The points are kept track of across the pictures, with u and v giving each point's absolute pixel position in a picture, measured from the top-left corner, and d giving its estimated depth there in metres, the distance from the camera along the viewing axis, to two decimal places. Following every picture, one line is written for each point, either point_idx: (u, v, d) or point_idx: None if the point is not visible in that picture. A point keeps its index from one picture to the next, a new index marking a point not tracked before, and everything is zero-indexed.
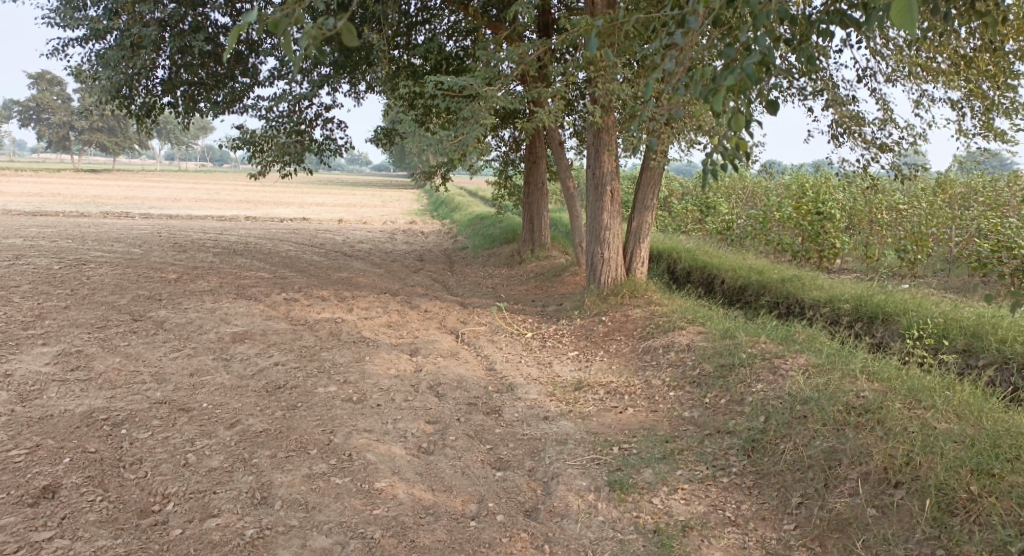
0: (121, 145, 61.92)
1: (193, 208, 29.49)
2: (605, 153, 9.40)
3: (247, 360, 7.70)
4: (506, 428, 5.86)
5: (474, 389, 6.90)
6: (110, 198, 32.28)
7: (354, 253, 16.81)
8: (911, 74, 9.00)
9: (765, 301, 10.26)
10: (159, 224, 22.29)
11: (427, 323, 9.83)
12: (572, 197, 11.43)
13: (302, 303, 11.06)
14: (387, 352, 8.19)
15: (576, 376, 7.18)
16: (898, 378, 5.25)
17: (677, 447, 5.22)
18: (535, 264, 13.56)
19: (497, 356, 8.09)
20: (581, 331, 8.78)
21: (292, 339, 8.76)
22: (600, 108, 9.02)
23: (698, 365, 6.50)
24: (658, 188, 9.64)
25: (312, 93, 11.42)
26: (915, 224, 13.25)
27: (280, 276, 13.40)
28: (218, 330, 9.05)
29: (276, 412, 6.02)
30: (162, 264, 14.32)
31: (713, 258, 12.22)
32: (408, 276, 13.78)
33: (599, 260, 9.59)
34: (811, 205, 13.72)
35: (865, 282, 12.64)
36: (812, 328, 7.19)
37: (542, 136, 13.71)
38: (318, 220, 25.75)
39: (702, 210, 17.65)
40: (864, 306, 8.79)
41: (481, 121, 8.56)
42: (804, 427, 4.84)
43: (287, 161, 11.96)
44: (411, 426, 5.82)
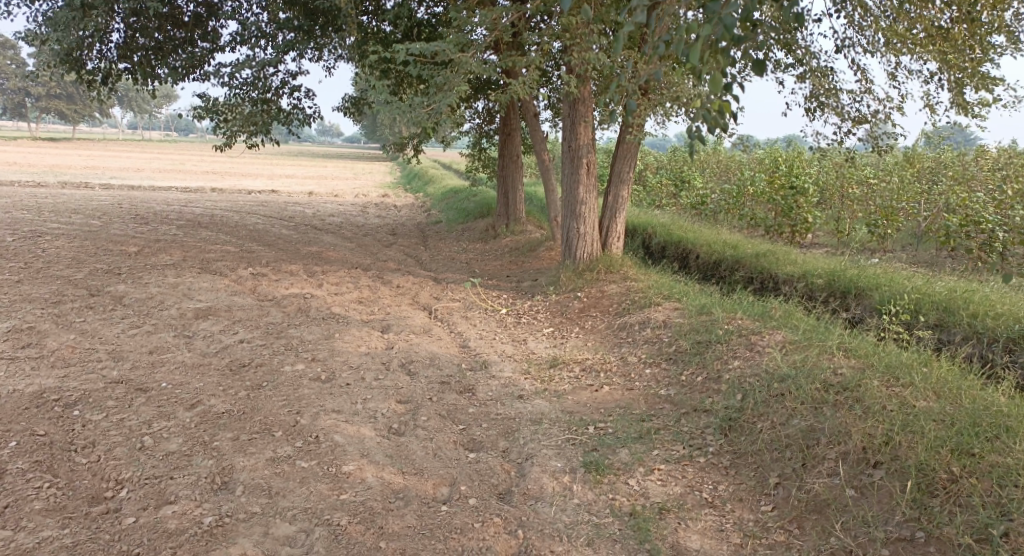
0: (83, 114, 60.19)
1: (158, 180, 28.80)
2: (581, 125, 9.20)
3: (210, 338, 7.47)
4: (479, 407, 5.72)
5: (446, 366, 6.75)
6: (70, 168, 31.50)
7: (324, 227, 16.50)
8: (889, 47, 8.86)
9: (740, 276, 10.20)
10: (121, 196, 21.70)
11: (399, 299, 9.63)
12: (547, 170, 11.22)
13: (269, 278, 10.79)
14: (357, 328, 8.00)
15: (551, 353, 7.05)
16: (875, 354, 5.18)
17: (653, 426, 5.11)
18: (509, 238, 13.38)
19: (470, 333, 7.93)
20: (556, 307, 8.64)
21: (259, 315, 8.52)
22: (576, 78, 8.81)
23: (674, 342, 6.39)
24: (634, 161, 9.48)
25: (277, 59, 11.05)
26: (886, 199, 13.25)
27: (247, 250, 13.07)
28: (181, 306, 8.78)
29: (240, 393, 5.82)
30: (124, 237, 13.91)
31: (688, 232, 12.13)
32: (380, 250, 13.52)
33: (574, 235, 9.43)
34: (785, 179, 13.79)
35: (837, 257, 12.65)
36: (788, 303, 7.12)
37: (517, 107, 13.46)
38: (288, 192, 25.30)
39: (677, 184, 17.56)
40: (837, 281, 8.74)
41: (454, 89, 8.30)
42: (782, 407, 4.76)
43: (253, 131, 11.59)
44: (381, 406, 5.65)
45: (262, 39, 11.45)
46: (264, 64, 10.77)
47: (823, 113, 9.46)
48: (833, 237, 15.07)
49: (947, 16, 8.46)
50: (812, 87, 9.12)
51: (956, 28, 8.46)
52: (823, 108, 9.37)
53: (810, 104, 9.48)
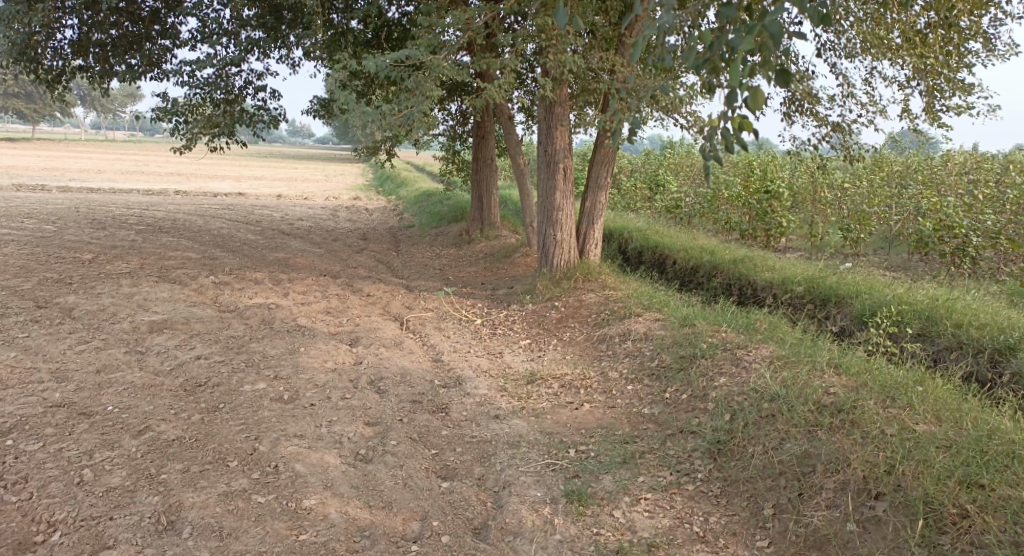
0: (42, 114, 58.50)
1: (121, 182, 27.96)
2: (557, 129, 8.88)
3: (164, 354, 7.03)
4: (452, 429, 5.37)
5: (417, 383, 6.38)
6: (28, 170, 30.59)
7: (292, 232, 16.00)
8: (866, 50, 8.63)
9: (718, 283, 9.98)
10: (80, 199, 20.95)
11: (369, 309, 9.23)
12: (522, 174, 10.90)
13: (232, 287, 10.32)
14: (323, 342, 7.59)
15: (528, 367, 6.71)
16: (868, 371, 4.92)
17: (637, 449, 4.80)
18: (483, 244, 13.04)
19: (443, 346, 7.57)
20: (532, 318, 8.31)
21: (219, 328, 8.08)
22: (551, 82, 8.47)
23: (657, 356, 6.09)
24: (611, 166, 9.19)
25: (240, 57, 10.57)
26: (859, 203, 13.14)
27: (210, 257, 12.57)
28: (135, 319, 8.30)
29: (192, 416, 5.41)
30: (78, 243, 13.33)
31: (665, 237, 11.89)
32: (350, 256, 13.09)
33: (551, 242, 9.11)
34: (759, 183, 13.66)
35: (812, 262, 12.53)
36: (771, 314, 6.87)
37: (490, 109, 13.12)
38: (255, 195, 24.71)
39: (651, 187, 17.34)
40: (817, 288, 8.54)
41: (426, 92, 7.93)
42: (774, 430, 4.48)
43: (216, 133, 11.09)
44: (347, 429, 5.27)
45: (225, 36, 10.97)
46: (227, 63, 10.30)
47: (800, 117, 9.24)
48: (807, 241, 14.95)
49: (925, 20, 8.24)
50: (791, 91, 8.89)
51: (934, 33, 8.24)
52: (801, 113, 9.14)
53: (788, 108, 9.25)
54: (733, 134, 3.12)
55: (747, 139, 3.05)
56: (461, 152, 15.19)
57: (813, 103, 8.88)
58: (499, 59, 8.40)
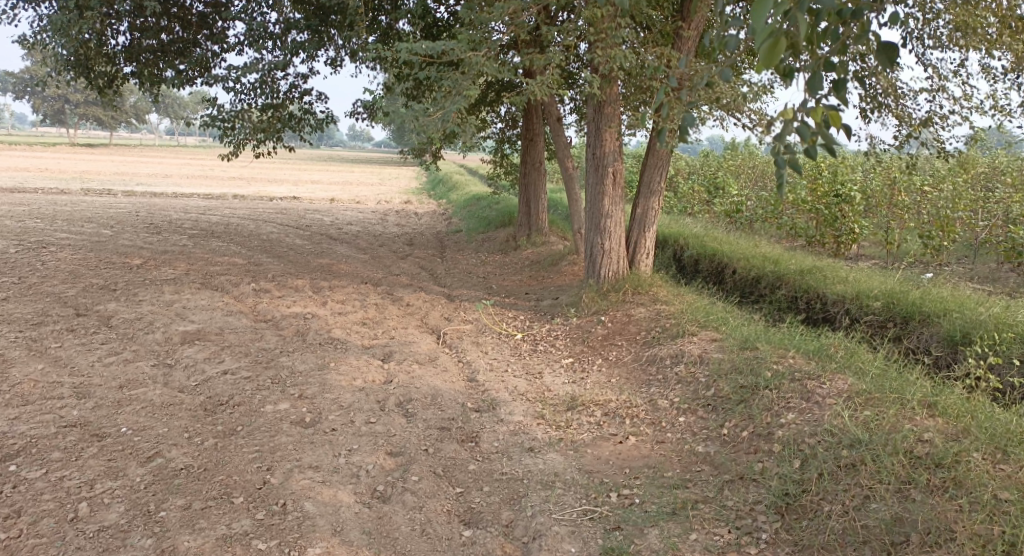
0: (118, 120, 60.56)
1: (182, 186, 28.45)
2: (607, 131, 8.32)
3: (191, 368, 6.75)
4: (481, 463, 4.90)
5: (448, 408, 5.92)
6: (98, 173, 31.57)
7: (340, 236, 15.80)
8: (957, 39, 7.84)
9: (783, 296, 9.27)
10: (140, 203, 21.28)
11: (407, 320, 8.84)
12: (571, 178, 10.36)
13: (272, 295, 10.07)
14: (355, 356, 7.21)
15: (569, 391, 6.18)
16: (969, 415, 4.25)
17: (689, 497, 4.25)
18: (532, 250, 12.55)
19: (481, 363, 7.12)
20: (578, 333, 7.78)
21: (252, 340, 7.79)
22: (600, 80, 7.93)
23: (712, 384, 5.48)
24: (665, 170, 8.59)
25: (285, 61, 10.33)
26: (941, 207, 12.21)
27: (255, 263, 12.40)
28: (168, 328, 8.07)
29: (205, 441, 5.06)
30: (129, 248, 13.35)
31: (724, 245, 11.20)
32: (394, 262, 12.78)
33: (599, 251, 8.55)
34: (828, 186, 12.81)
35: (886, 272, 11.67)
36: (845, 337, 6.20)
37: (539, 110, 12.64)
38: (310, 199, 24.80)
39: (711, 190, 16.57)
40: (896, 305, 7.82)
41: (464, 91, 7.47)
42: (856, 484, 3.89)
43: (262, 139, 10.66)
44: (367, 459, 4.85)
45: (270, 40, 10.76)
46: (271, 67, 10.06)
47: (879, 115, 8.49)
48: (880, 248, 14.02)
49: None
50: (871, 85, 8.12)
51: None
52: (881, 110, 8.39)
53: (865, 106, 8.50)
54: (815, 129, 2.53)
55: (830, 135, 2.46)
56: (510, 156, 14.71)
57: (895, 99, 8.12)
58: (545, 55, 7.90)
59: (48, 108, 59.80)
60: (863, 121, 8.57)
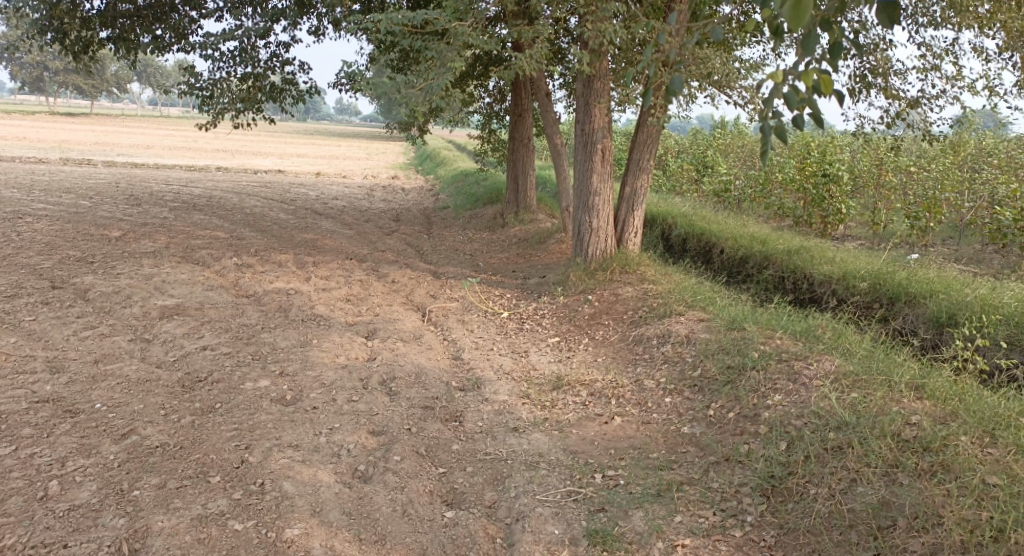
0: (100, 90, 59.50)
1: (165, 158, 28.02)
2: (596, 106, 8.17)
3: (169, 344, 6.61)
4: (464, 443, 4.82)
5: (432, 386, 5.82)
6: (80, 144, 31.06)
7: (325, 211, 15.60)
8: (950, 18, 7.73)
9: (770, 276, 9.22)
10: (121, 174, 20.94)
11: (392, 297, 8.72)
12: (560, 154, 10.22)
13: (255, 270, 9.91)
14: (338, 333, 7.09)
15: (554, 370, 6.11)
16: (957, 398, 4.20)
17: (674, 479, 4.19)
18: (519, 227, 12.43)
19: (466, 341, 7.02)
20: (564, 312, 7.69)
21: (233, 315, 7.65)
22: (590, 53, 7.77)
23: (699, 365, 5.42)
24: (654, 148, 8.47)
25: (266, 29, 10.08)
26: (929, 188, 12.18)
27: (238, 237, 12.20)
28: (147, 302, 7.91)
29: (182, 418, 4.95)
30: (109, 220, 13.10)
31: (712, 224, 11.13)
32: (380, 238, 12.62)
33: (586, 229, 8.44)
34: (817, 166, 12.74)
35: (872, 253, 11.66)
36: (833, 318, 6.15)
37: (528, 84, 12.45)
38: (295, 173, 24.51)
39: (699, 169, 16.47)
40: (883, 286, 7.79)
41: (449, 62, 7.29)
42: (842, 467, 3.84)
43: (241, 108, 10.39)
44: (349, 439, 4.75)
45: (251, 7, 10.49)
46: (252, 35, 9.81)
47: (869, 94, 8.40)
48: (866, 229, 14.01)
49: None
50: (863, 64, 8.02)
51: None
52: (871, 89, 8.30)
53: (855, 85, 8.40)
54: (804, 94, 2.41)
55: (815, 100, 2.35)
56: (498, 131, 14.53)
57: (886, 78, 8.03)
58: (533, 27, 7.72)
59: (28, 76, 58.66)
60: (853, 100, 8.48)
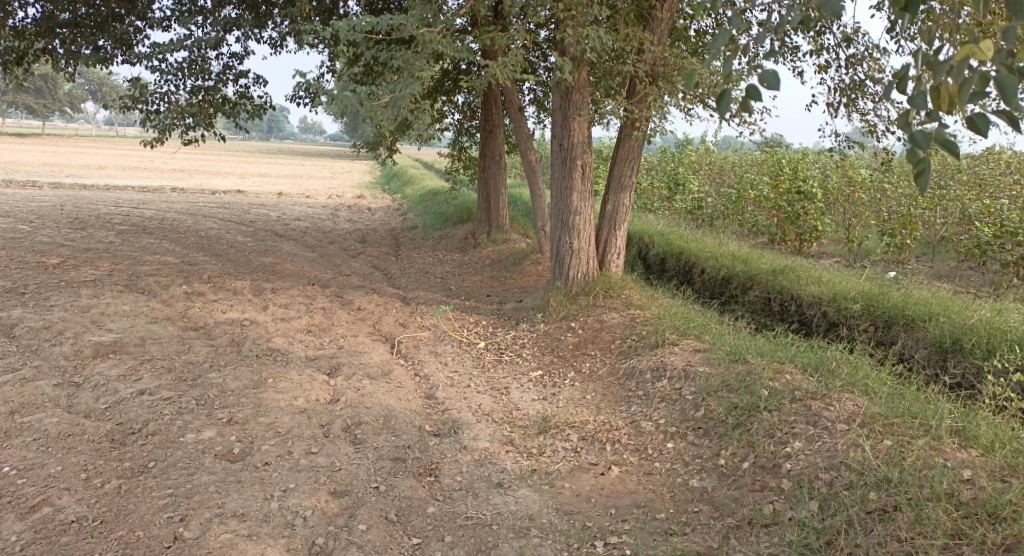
0: (53, 110, 57.76)
1: (117, 178, 26.90)
2: (574, 119, 7.61)
3: (102, 389, 5.85)
4: (441, 505, 4.15)
5: (402, 433, 5.14)
6: (30, 165, 29.80)
7: (286, 233, 14.82)
8: None
9: (755, 297, 8.73)
10: (69, 196, 19.89)
11: (357, 327, 8.02)
12: (534, 171, 9.65)
13: (206, 298, 9.12)
14: (297, 370, 6.36)
15: (539, 411, 5.47)
16: (1009, 447, 3.68)
17: (689, 547, 3.59)
18: (490, 248, 11.81)
19: (439, 377, 6.37)
20: (544, 341, 7.06)
21: (178, 351, 6.89)
22: (569, 62, 7.20)
23: (702, 403, 4.81)
24: (636, 164, 7.93)
25: (217, 39, 9.37)
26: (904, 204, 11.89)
27: (190, 262, 11.38)
28: (81, 339, 7.11)
29: (106, 483, 4.21)
30: (49, 245, 12.18)
31: (690, 242, 10.65)
32: (344, 261, 11.90)
33: (566, 250, 7.85)
34: (790, 183, 12.37)
35: (850, 271, 11.28)
36: (840, 347, 5.62)
37: (497, 99, 11.91)
38: (256, 193, 23.61)
39: (670, 186, 16.08)
40: (878, 308, 7.34)
41: (416, 72, 6.65)
42: (892, 536, 3.27)
43: (191, 124, 9.55)
44: (306, 503, 4.06)
45: (202, 16, 9.76)
46: (202, 45, 9.07)
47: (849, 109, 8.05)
48: (841, 246, 13.68)
49: None
50: (842, 79, 7.69)
51: None
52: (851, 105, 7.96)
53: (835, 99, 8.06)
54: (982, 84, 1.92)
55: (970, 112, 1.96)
56: (468, 149, 13.94)
57: (867, 92, 7.66)
58: (507, 34, 7.13)
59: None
60: (833, 115, 8.14)
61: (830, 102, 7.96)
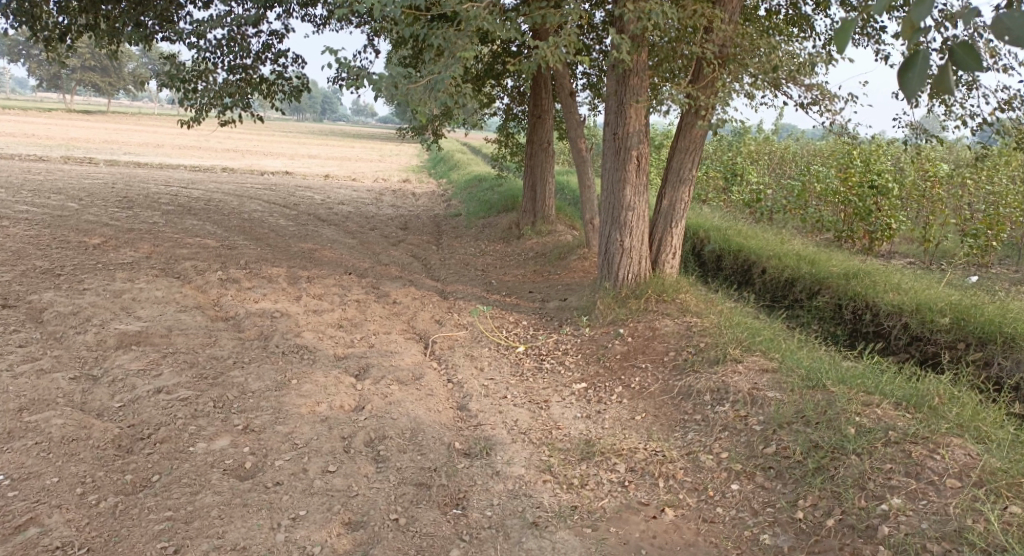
0: (115, 86, 58.89)
1: (170, 157, 27.02)
2: (631, 106, 6.96)
3: (119, 385, 5.51)
4: (467, 548, 3.72)
5: (430, 452, 4.67)
6: (88, 142, 30.22)
7: (329, 217, 14.51)
8: None
9: (824, 303, 8.02)
10: (120, 173, 19.95)
11: (393, 323, 7.60)
12: (585, 161, 9.05)
13: (241, 286, 8.79)
14: (324, 371, 5.96)
15: (583, 432, 4.97)
16: None
17: None
18: (536, 240, 11.27)
19: (475, 384, 5.90)
20: (590, 348, 6.49)
21: (203, 344, 6.53)
22: (629, 43, 6.54)
23: (772, 439, 4.29)
24: (698, 156, 7.28)
25: (258, 16, 8.98)
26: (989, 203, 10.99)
27: (229, 246, 11.10)
28: (105, 327, 6.80)
29: (102, 500, 3.85)
30: (91, 224, 12.02)
31: (750, 240, 9.94)
32: (384, 249, 11.49)
33: (616, 249, 7.22)
34: (861, 176, 11.49)
35: (926, 274, 10.46)
36: (926, 374, 5.02)
37: (548, 83, 11.31)
38: (304, 174, 23.44)
39: (727, 177, 15.25)
40: (969, 323, 6.70)
41: (458, 51, 6.07)
42: None
43: (228, 104, 9.20)
44: (315, 537, 3.69)
45: None
46: (241, 22, 8.68)
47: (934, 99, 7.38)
48: (913, 245, 12.71)
49: None
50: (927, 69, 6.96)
51: None
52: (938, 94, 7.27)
53: None
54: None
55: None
56: (517, 134, 13.38)
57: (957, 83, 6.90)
58: (560, 11, 6.49)
59: (45, 72, 58.22)
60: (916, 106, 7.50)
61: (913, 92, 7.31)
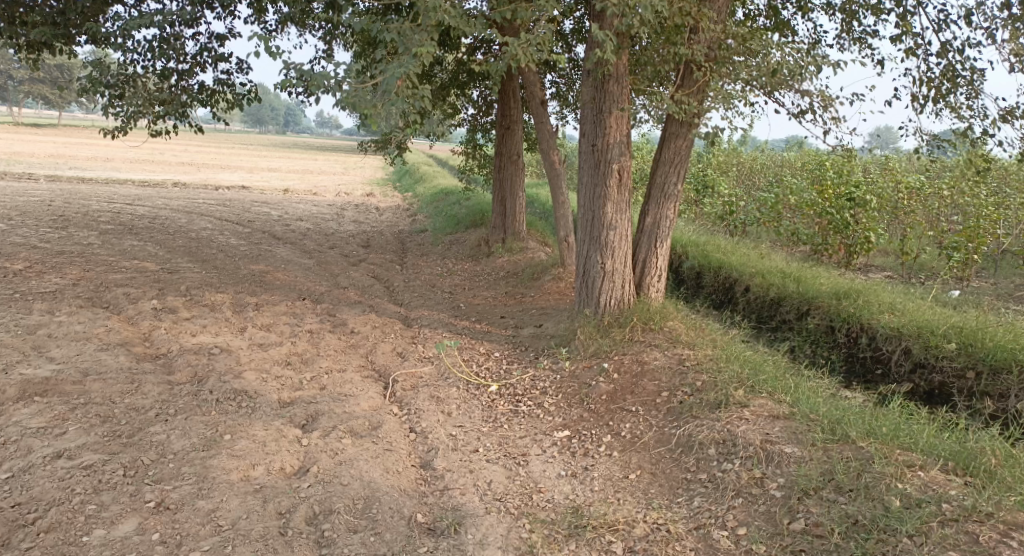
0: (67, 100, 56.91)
1: (120, 172, 25.76)
2: (611, 114, 6.24)
3: (9, 450, 4.56)
4: None
5: (384, 532, 3.86)
6: (32, 157, 28.74)
7: (284, 235, 13.54)
8: None
9: (816, 325, 7.35)
10: (61, 190, 18.67)
11: (348, 357, 6.74)
12: (558, 174, 8.31)
13: (177, 317, 7.83)
14: (263, 423, 5.08)
15: (570, 498, 4.19)
16: None
17: None
18: (504, 258, 10.50)
19: (440, 434, 5.08)
20: (570, 387, 5.70)
21: (124, 392, 5.59)
22: (611, 43, 5.84)
23: (802, 513, 3.59)
24: (684, 168, 6.58)
25: (193, 15, 8.09)
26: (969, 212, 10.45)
27: (169, 270, 10.09)
28: (8, 373, 5.82)
29: None
30: (14, 248, 10.89)
31: (731, 255, 9.26)
32: (342, 271, 10.60)
33: (596, 272, 6.47)
34: (839, 188, 10.84)
35: (910, 289, 9.90)
36: (952, 425, 4.33)
37: (515, 91, 10.59)
38: (261, 189, 22.36)
39: (697, 188, 14.40)
40: (978, 348, 6.06)
41: (415, 48, 5.25)
42: None
43: (162, 114, 8.30)
44: None
45: None
46: (174, 21, 7.79)
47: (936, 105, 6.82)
48: (891, 257, 12.15)
49: None
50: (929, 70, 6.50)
51: None
52: (933, 102, 6.73)
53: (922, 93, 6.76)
54: None
55: None
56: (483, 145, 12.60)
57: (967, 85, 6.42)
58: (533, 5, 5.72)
59: None
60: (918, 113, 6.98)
61: (912, 98, 6.78)
